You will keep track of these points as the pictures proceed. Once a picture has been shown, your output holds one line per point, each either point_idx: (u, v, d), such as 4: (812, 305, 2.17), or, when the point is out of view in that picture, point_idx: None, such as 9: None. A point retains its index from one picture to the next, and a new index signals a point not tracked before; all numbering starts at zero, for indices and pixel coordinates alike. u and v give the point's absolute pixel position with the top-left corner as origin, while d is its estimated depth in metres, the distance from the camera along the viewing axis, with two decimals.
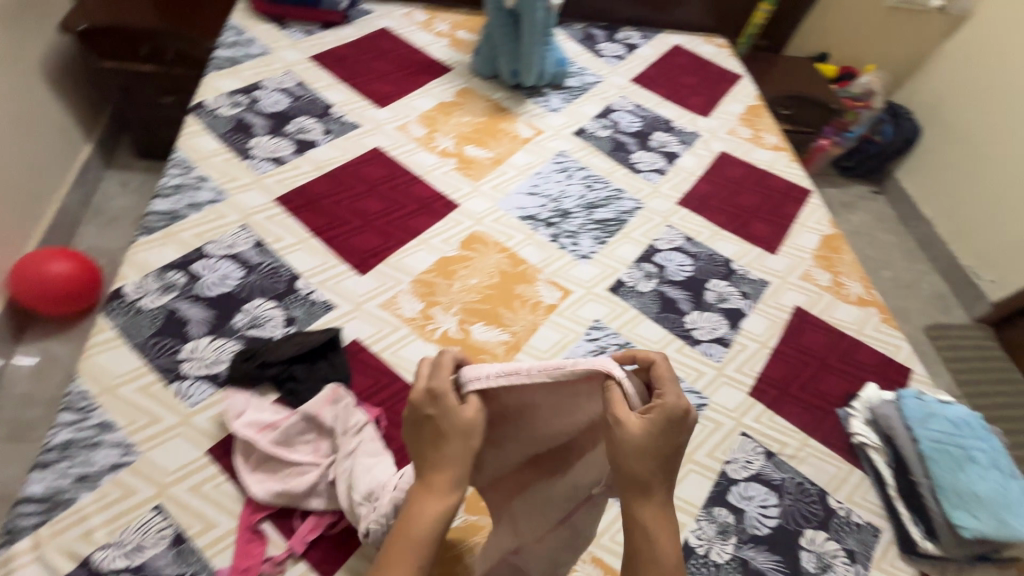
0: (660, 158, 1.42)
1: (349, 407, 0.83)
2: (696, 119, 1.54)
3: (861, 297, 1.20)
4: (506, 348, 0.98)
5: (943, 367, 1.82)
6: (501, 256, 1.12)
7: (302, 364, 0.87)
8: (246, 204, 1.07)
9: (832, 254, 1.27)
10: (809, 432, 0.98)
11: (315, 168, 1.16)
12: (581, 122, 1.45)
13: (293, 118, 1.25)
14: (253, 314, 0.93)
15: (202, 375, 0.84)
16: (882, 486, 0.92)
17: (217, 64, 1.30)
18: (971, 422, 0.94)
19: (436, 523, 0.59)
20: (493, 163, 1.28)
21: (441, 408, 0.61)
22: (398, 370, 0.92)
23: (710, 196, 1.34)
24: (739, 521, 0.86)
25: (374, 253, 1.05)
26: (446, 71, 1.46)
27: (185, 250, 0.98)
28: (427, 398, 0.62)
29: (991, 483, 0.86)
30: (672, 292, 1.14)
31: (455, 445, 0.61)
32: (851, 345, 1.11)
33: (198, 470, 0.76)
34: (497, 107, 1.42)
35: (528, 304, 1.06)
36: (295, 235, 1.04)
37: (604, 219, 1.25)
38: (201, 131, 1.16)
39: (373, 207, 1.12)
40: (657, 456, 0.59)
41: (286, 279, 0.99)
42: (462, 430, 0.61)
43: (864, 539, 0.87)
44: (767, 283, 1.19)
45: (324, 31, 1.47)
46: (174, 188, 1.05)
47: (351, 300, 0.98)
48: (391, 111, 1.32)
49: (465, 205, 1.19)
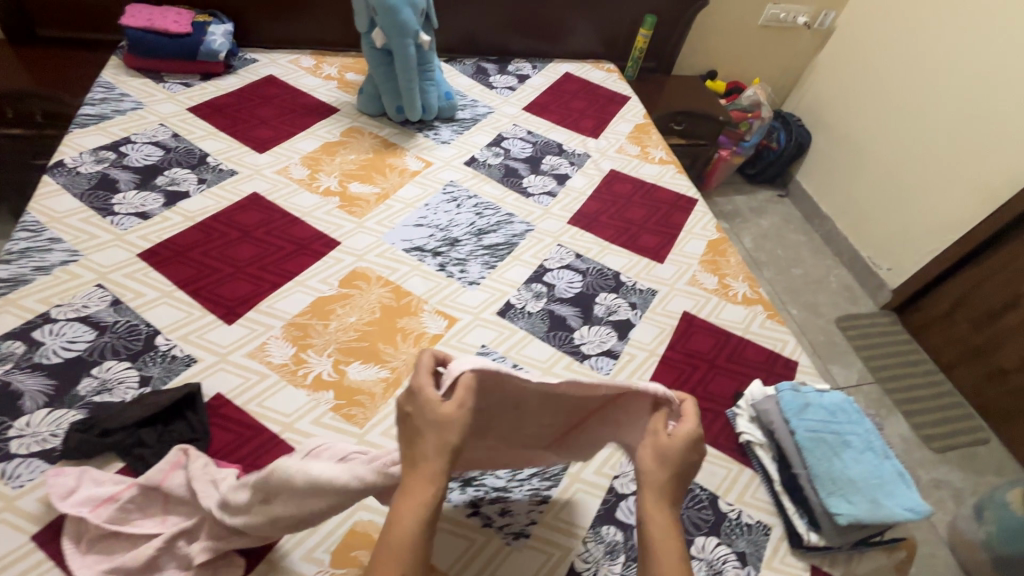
0: (551, 181, 1.44)
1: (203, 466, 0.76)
2: (587, 140, 1.58)
3: (746, 296, 1.23)
4: (384, 386, 0.94)
5: (856, 356, 1.87)
6: (383, 291, 1.09)
7: (151, 427, 0.82)
8: (103, 262, 1.02)
9: (717, 258, 1.31)
10: (700, 437, 0.97)
11: (185, 219, 1.13)
12: (472, 151, 1.47)
13: (164, 169, 1.21)
14: (101, 379, 0.87)
15: (33, 453, 0.77)
16: (769, 482, 0.92)
17: (82, 121, 1.27)
18: (844, 407, 0.97)
19: (420, 524, 0.55)
20: (379, 199, 1.27)
21: (418, 405, 0.61)
22: (264, 422, 0.87)
23: (599, 213, 1.37)
24: (627, 538, 0.83)
25: (244, 301, 1.01)
26: (333, 113, 1.47)
27: (26, 317, 0.91)
28: (406, 395, 0.62)
29: (864, 465, 0.89)
30: (561, 309, 1.13)
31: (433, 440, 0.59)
32: (738, 345, 1.14)
33: (20, 558, 0.69)
34: (385, 143, 1.42)
35: (411, 336, 1.02)
36: (157, 289, 1.00)
37: (494, 243, 1.24)
38: (58, 191, 1.11)
39: (247, 253, 1.09)
40: (675, 468, 0.66)
41: (143, 337, 0.93)
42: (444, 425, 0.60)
43: (754, 540, 0.85)
44: (656, 292, 1.20)
45: (204, 82, 1.46)
46: (19, 253, 0.99)
47: (214, 352, 0.93)
48: (272, 156, 1.31)
49: (347, 243, 1.16)
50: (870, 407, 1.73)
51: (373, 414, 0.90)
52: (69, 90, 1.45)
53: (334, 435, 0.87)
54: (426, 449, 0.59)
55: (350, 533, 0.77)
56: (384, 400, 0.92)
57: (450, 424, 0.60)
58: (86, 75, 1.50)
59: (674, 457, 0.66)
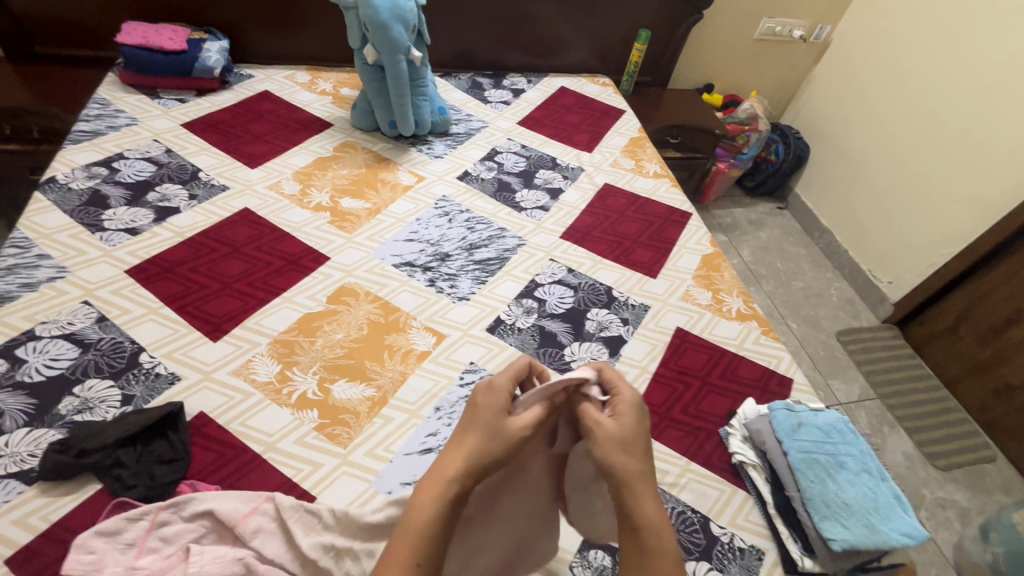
0: (544, 195, 1.43)
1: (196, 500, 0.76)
2: (581, 154, 1.58)
3: (740, 312, 1.21)
4: (369, 405, 0.93)
5: (857, 371, 1.85)
6: (372, 307, 1.08)
7: (130, 447, 0.80)
8: (90, 278, 1.01)
9: (712, 272, 1.29)
10: (691, 457, 0.94)
11: (174, 235, 1.13)
12: (465, 166, 1.47)
13: (156, 185, 1.21)
14: (83, 398, 0.86)
15: (10, 474, 0.76)
16: (763, 504, 0.90)
17: (75, 137, 1.28)
18: (839, 427, 0.95)
19: (439, 507, 0.58)
20: (370, 214, 1.27)
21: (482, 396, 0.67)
22: (246, 441, 0.85)
23: (592, 227, 1.36)
24: (615, 563, 0.81)
25: (230, 317, 1.01)
26: (327, 128, 1.47)
27: (10, 334, 0.91)
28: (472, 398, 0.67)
29: (860, 488, 0.87)
30: (552, 325, 1.12)
31: (473, 428, 0.64)
32: (732, 361, 1.12)
33: None
34: (378, 158, 1.42)
35: (398, 354, 1.01)
36: (143, 306, 0.99)
37: (485, 258, 1.23)
38: (48, 208, 1.12)
39: (235, 269, 1.09)
40: (637, 449, 0.66)
41: (128, 354, 0.92)
42: (493, 420, 0.64)
43: (747, 564, 0.82)
44: (648, 307, 1.19)
45: (199, 98, 1.47)
46: (6, 269, 0.99)
47: (199, 370, 0.92)
48: (264, 171, 1.31)
49: (337, 259, 1.16)
50: (872, 424, 1.70)
51: (358, 434, 0.89)
52: (62, 105, 1.46)
53: (317, 455, 0.85)
54: (471, 446, 0.62)
55: None
56: (368, 419, 0.91)
57: (501, 425, 0.64)
58: (82, 91, 1.51)
59: (626, 434, 0.66)
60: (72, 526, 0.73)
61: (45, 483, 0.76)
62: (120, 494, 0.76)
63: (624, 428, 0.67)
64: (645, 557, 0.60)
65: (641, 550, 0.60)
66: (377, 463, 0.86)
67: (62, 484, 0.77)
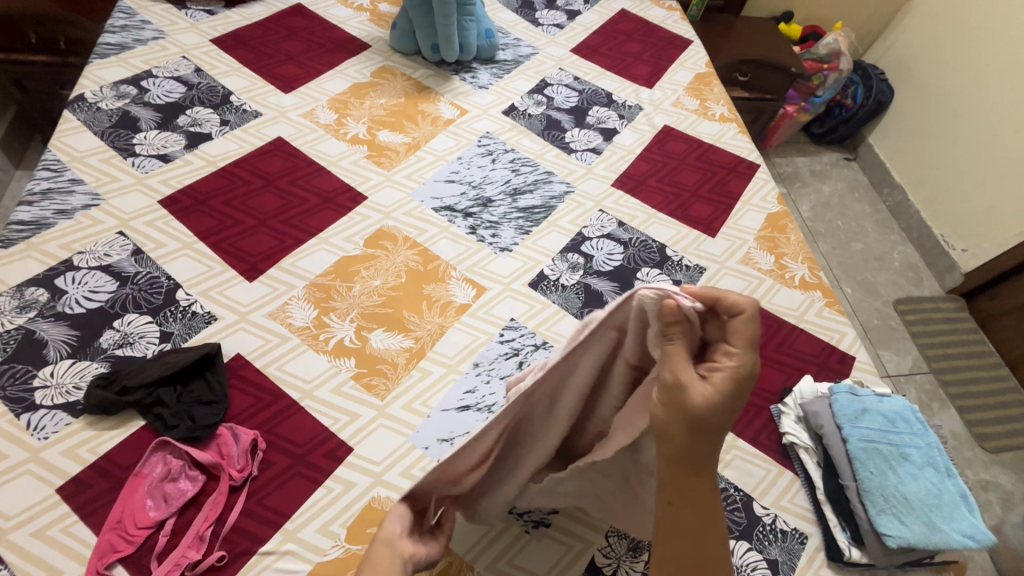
0: (597, 136, 1.30)
1: (231, 448, 0.77)
2: (639, 90, 1.42)
3: (804, 280, 1.11)
4: (407, 357, 0.90)
5: (911, 343, 1.74)
6: (411, 254, 1.02)
7: (170, 386, 0.80)
8: (125, 208, 0.98)
9: (776, 234, 1.18)
10: (737, 432, 0.90)
11: (207, 163, 1.07)
12: (511, 99, 1.34)
13: (187, 108, 1.14)
14: (123, 333, 0.85)
15: (57, 405, 0.77)
16: (811, 489, 0.85)
17: (102, 50, 1.20)
18: (905, 416, 0.89)
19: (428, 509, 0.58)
20: (409, 149, 1.18)
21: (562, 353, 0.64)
22: (284, 388, 0.84)
23: (647, 175, 1.24)
24: (652, 537, 0.79)
25: (267, 256, 0.97)
26: (364, 49, 1.35)
27: (49, 263, 0.89)
28: None
29: (923, 483, 0.82)
30: (598, 283, 1.04)
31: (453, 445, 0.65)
32: (790, 334, 1.04)
33: (44, 511, 0.69)
34: (418, 87, 1.31)
35: (438, 305, 0.97)
36: (178, 240, 0.96)
37: (531, 206, 1.14)
38: (78, 128, 1.07)
39: (269, 205, 1.03)
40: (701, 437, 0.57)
41: (165, 290, 0.90)
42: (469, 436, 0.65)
43: (789, 547, 0.80)
44: (704, 269, 1.10)
45: (228, 9, 1.36)
46: (40, 194, 0.96)
47: (236, 310, 0.90)
48: (299, 96, 1.22)
49: (374, 198, 1.09)
50: (921, 400, 1.62)
51: (395, 386, 0.86)
52: (86, 12, 1.43)
53: (353, 405, 0.84)
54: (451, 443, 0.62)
55: (366, 508, 0.75)
56: (406, 371, 0.88)
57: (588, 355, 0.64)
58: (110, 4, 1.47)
59: (700, 412, 0.56)
60: (119, 460, 0.75)
61: (90, 417, 0.77)
62: (165, 433, 0.77)
63: (705, 403, 0.56)
64: (684, 540, 0.60)
65: (678, 530, 0.60)
66: (411, 417, 0.84)
67: (107, 419, 0.77)
